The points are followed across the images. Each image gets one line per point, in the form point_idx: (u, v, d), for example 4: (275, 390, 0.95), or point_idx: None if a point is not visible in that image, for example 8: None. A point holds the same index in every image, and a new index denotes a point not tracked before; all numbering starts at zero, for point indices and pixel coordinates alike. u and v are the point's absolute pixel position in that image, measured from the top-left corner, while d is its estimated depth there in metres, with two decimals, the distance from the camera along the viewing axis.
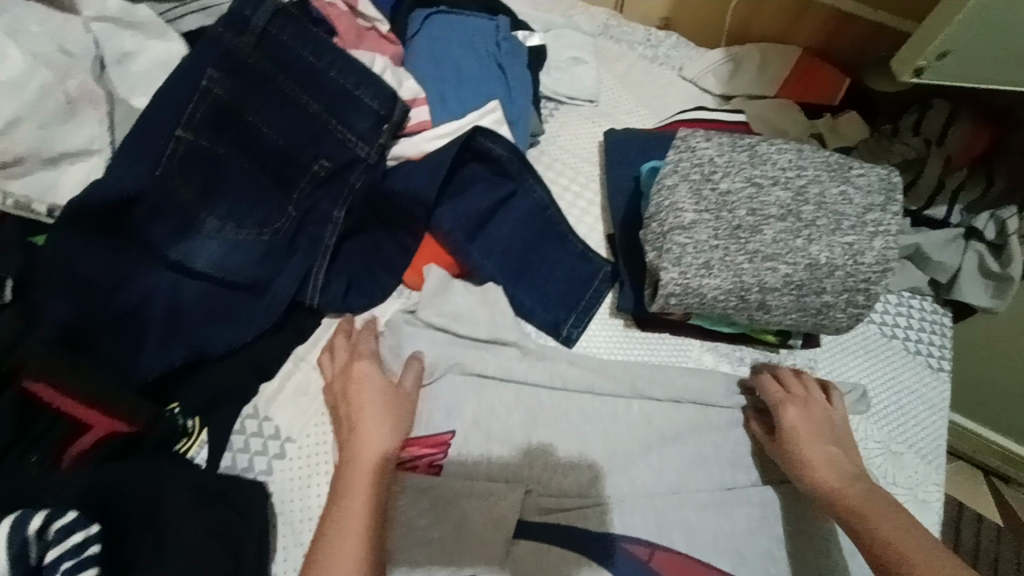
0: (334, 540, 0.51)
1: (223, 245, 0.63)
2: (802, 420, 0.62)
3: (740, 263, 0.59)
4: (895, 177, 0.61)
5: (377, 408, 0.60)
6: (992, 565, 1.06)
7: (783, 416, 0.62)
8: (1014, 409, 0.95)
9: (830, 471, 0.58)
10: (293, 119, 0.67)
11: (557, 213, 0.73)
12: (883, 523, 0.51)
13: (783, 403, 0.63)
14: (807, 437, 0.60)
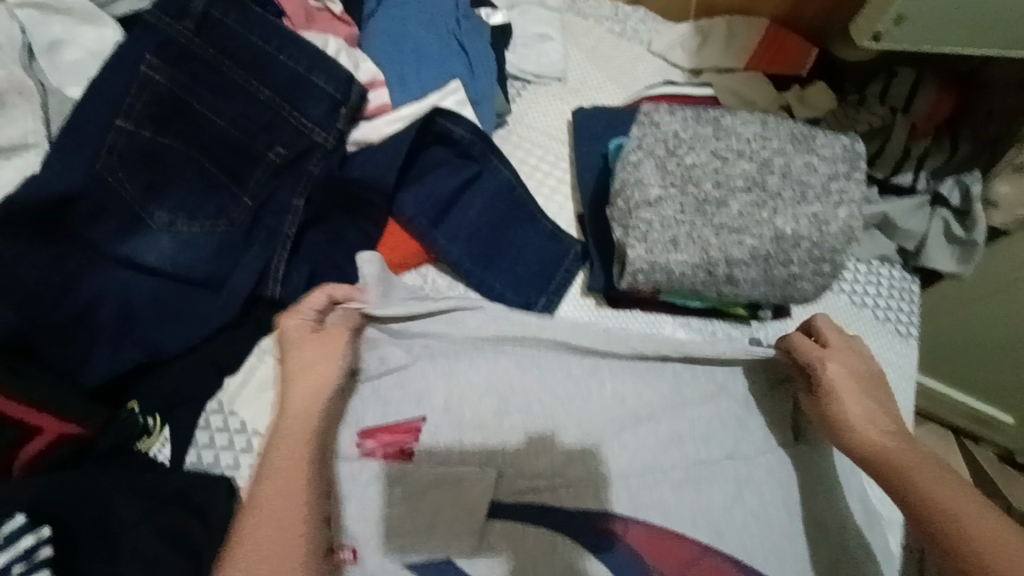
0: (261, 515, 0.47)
1: (175, 240, 0.61)
2: (850, 380, 0.57)
3: (706, 238, 0.59)
4: (858, 145, 0.61)
5: (306, 358, 0.54)
6: None
7: (826, 372, 0.57)
8: (983, 372, 0.97)
9: (871, 429, 0.54)
10: (244, 107, 0.64)
11: (525, 193, 0.71)
12: (931, 482, 0.48)
13: (825, 356, 0.58)
14: (848, 392, 0.56)
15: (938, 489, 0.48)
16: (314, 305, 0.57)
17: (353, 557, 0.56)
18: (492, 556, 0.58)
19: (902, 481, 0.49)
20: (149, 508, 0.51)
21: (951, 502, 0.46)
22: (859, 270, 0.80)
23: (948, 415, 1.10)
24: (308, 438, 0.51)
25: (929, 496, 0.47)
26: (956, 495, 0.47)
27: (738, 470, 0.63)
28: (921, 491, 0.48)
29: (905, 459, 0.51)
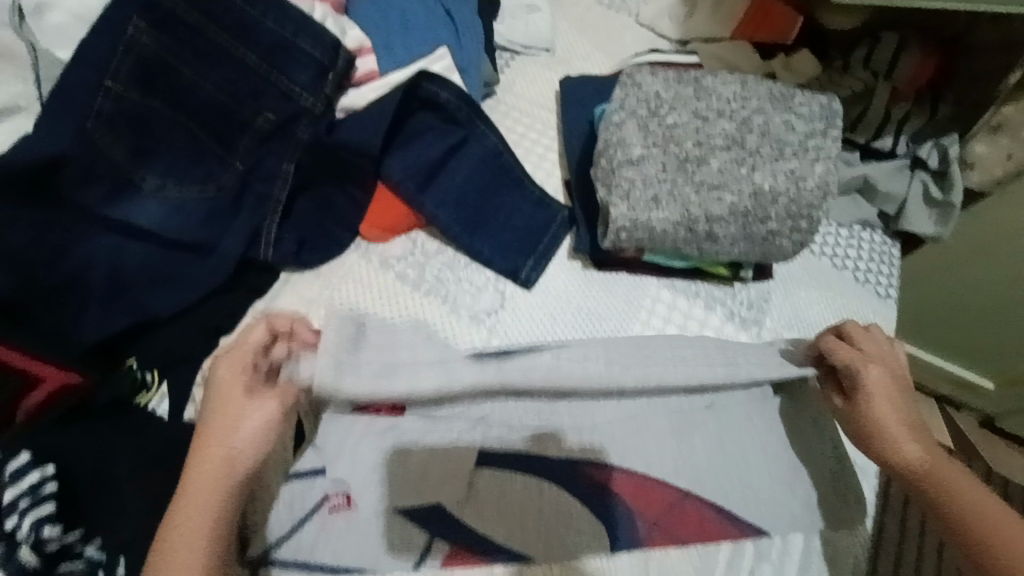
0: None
1: (164, 205, 0.63)
2: (890, 386, 0.57)
3: (687, 195, 0.60)
4: (835, 104, 0.63)
5: (242, 406, 0.52)
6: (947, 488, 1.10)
7: (865, 375, 0.58)
8: (965, 337, 0.99)
9: (914, 442, 0.54)
10: (231, 72, 0.65)
11: (512, 159, 0.73)
12: (979, 504, 0.49)
13: (866, 359, 0.59)
14: (891, 398, 0.57)
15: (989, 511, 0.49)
16: (253, 346, 0.54)
17: (346, 503, 0.59)
18: (481, 505, 0.60)
19: (949, 497, 0.50)
20: (146, 458, 0.54)
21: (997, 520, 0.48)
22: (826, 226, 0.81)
23: (931, 381, 1.12)
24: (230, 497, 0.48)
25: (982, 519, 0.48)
26: (1003, 512, 0.48)
27: (717, 423, 0.66)
28: (973, 510, 0.49)
29: (949, 476, 0.52)
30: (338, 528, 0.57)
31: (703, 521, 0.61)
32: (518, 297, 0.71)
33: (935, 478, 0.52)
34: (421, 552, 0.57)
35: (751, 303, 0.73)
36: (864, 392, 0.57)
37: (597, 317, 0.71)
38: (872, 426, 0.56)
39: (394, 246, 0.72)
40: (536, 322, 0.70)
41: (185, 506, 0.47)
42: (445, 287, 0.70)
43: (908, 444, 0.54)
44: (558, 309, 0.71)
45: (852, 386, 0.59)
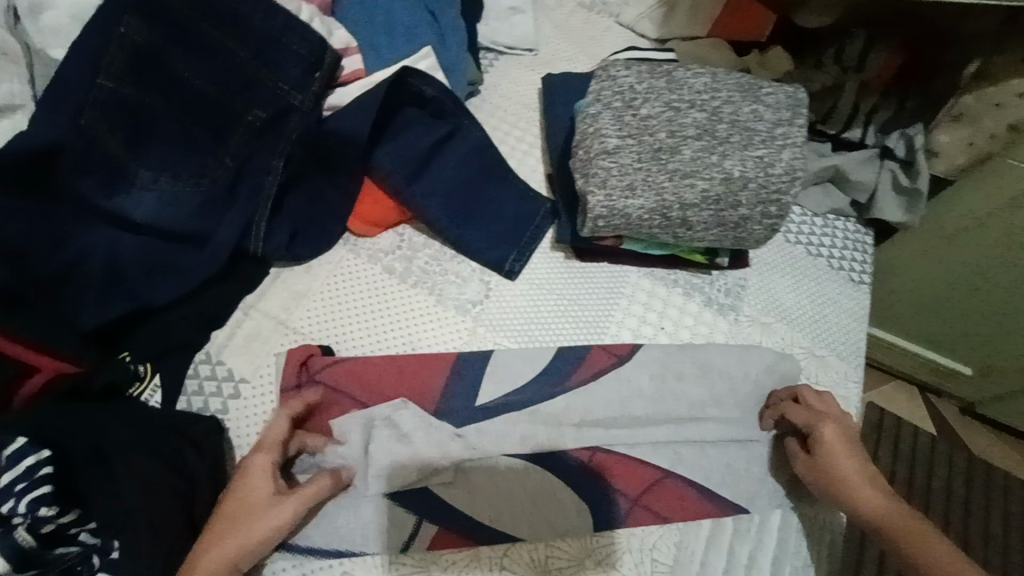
0: None
1: (158, 197, 0.65)
2: (837, 440, 0.60)
3: (661, 182, 0.63)
4: (801, 94, 0.66)
5: (257, 504, 0.53)
6: (942, 478, 1.08)
7: (821, 436, 0.60)
8: (945, 325, 1.02)
9: (868, 489, 0.57)
10: (222, 69, 0.67)
11: (497, 153, 0.75)
12: (933, 551, 0.51)
13: (823, 418, 0.61)
14: (841, 457, 0.59)
15: (945, 558, 0.50)
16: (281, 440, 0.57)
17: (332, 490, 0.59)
18: (471, 487, 0.60)
19: (911, 549, 0.52)
20: (143, 436, 0.55)
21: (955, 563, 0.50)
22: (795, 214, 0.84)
23: (911, 369, 1.15)
24: None
25: (928, 563, 0.51)
26: (951, 556, 0.50)
27: (700, 407, 0.67)
28: (920, 552, 0.52)
29: (897, 522, 0.54)
30: (330, 512, 0.58)
31: (684, 501, 0.62)
32: (503, 288, 0.72)
33: (885, 521, 0.55)
34: (409, 536, 0.58)
35: (729, 290, 0.75)
36: (820, 457, 0.60)
37: (577, 303, 0.72)
38: (833, 483, 0.59)
39: (382, 240, 0.74)
40: (519, 310, 0.71)
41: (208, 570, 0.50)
42: (429, 279, 0.72)
43: (862, 495, 0.57)
44: (542, 297, 0.72)
45: (813, 447, 0.61)
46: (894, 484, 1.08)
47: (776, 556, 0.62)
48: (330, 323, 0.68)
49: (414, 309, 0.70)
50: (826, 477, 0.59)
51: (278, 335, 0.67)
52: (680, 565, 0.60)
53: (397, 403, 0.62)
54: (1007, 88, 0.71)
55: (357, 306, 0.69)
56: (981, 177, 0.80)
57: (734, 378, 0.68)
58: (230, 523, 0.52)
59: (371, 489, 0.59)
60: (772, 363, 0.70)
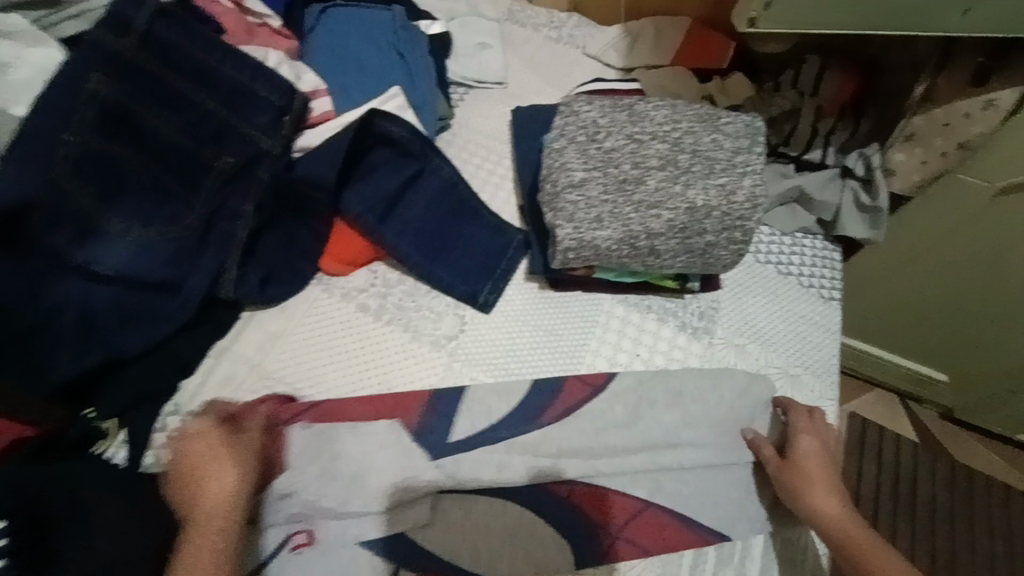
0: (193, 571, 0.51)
1: (131, 246, 0.64)
2: (817, 455, 0.63)
3: (627, 213, 0.64)
4: (758, 122, 0.69)
5: (219, 452, 0.58)
6: (924, 485, 1.10)
7: (801, 449, 0.64)
8: (920, 334, 1.03)
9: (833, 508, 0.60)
10: (192, 119, 0.68)
11: (467, 189, 0.76)
12: (884, 560, 0.55)
13: (808, 432, 0.65)
14: (818, 472, 0.62)
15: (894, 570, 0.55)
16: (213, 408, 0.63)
17: (308, 540, 0.58)
18: (448, 525, 0.60)
19: (864, 560, 0.56)
20: (111, 489, 0.55)
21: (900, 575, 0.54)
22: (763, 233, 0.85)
23: (889, 379, 1.16)
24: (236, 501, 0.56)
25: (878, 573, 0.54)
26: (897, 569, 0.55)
27: (676, 432, 0.67)
28: (872, 559, 0.55)
29: (856, 534, 0.58)
30: (305, 564, 0.57)
31: (662, 528, 0.62)
32: (478, 322, 0.72)
33: (844, 533, 0.58)
34: None
35: (702, 313, 0.76)
36: (798, 465, 0.63)
37: (554, 333, 0.72)
38: (803, 496, 0.61)
39: (356, 278, 0.74)
40: (495, 343, 0.71)
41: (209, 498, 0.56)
42: (404, 317, 0.72)
43: (828, 511, 0.60)
44: (517, 330, 0.72)
45: (790, 457, 0.64)
46: (878, 497, 1.09)
47: None
48: (306, 365, 0.67)
49: (390, 348, 0.69)
50: (797, 492, 0.62)
51: (252, 379, 0.67)
52: None
53: (387, 423, 0.64)
54: (952, 109, 0.73)
55: (331, 347, 0.69)
56: (936, 194, 0.83)
57: (710, 405, 0.68)
58: (207, 473, 0.57)
59: (348, 534, 0.59)
60: (745, 384, 0.70)
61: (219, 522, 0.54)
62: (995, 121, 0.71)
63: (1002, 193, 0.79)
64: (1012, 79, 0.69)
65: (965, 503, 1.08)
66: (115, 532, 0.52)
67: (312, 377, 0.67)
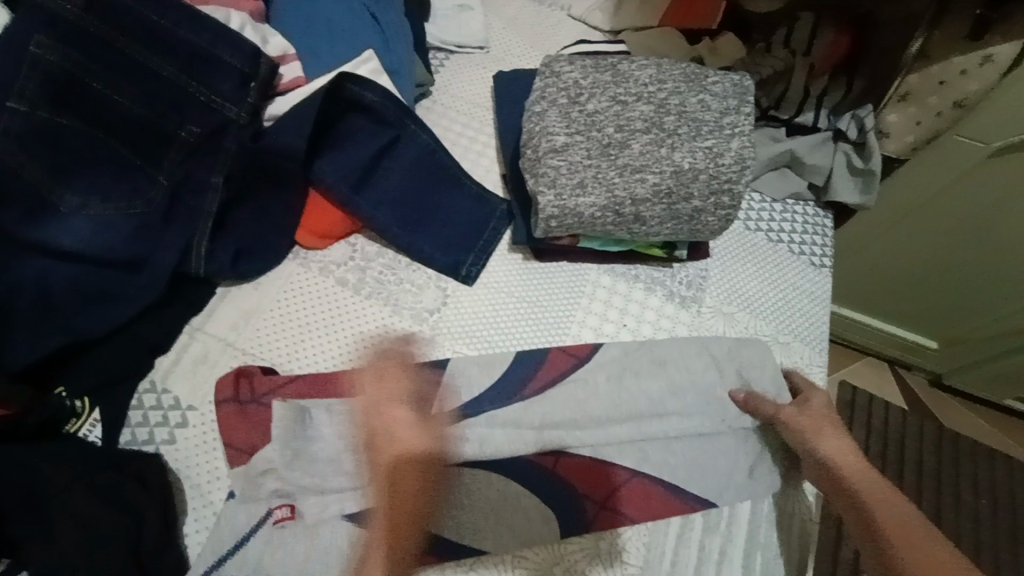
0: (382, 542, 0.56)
1: (88, 223, 0.61)
2: (826, 407, 0.65)
3: (611, 178, 0.62)
4: (746, 82, 0.67)
5: (403, 432, 0.60)
6: (915, 451, 1.10)
7: (811, 401, 0.66)
8: (915, 299, 1.02)
9: (847, 458, 0.61)
10: (149, 86, 0.65)
11: (447, 156, 0.73)
12: (892, 511, 0.57)
13: (817, 387, 0.67)
14: (826, 419, 0.64)
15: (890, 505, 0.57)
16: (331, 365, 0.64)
17: (290, 514, 0.57)
18: (432, 498, 0.59)
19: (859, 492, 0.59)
20: (80, 472, 0.53)
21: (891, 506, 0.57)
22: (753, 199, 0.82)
23: (880, 348, 1.15)
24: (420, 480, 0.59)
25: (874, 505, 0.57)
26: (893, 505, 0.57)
27: (659, 400, 0.66)
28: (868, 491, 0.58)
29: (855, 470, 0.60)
30: (286, 539, 0.56)
31: (649, 497, 0.61)
32: (461, 295, 0.70)
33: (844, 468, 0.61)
34: (371, 557, 0.56)
35: (690, 282, 0.74)
36: (808, 413, 0.64)
37: (537, 305, 0.71)
38: (812, 441, 0.62)
39: (334, 252, 0.71)
40: (478, 315, 0.69)
41: (403, 476, 0.58)
42: (384, 291, 0.69)
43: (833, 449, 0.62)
44: (500, 302, 0.70)
45: (801, 405, 0.65)
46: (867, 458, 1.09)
47: (747, 549, 0.62)
48: (284, 341, 0.66)
49: (369, 321, 0.68)
50: (808, 437, 0.63)
51: (226, 358, 0.64)
52: (650, 564, 0.59)
53: (365, 400, 0.61)
54: (948, 67, 0.71)
55: (308, 322, 0.67)
56: (931, 157, 0.82)
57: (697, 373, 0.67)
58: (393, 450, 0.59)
59: (329, 512, 0.57)
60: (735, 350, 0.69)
61: (411, 500, 0.58)
62: (993, 78, 0.70)
63: (997, 153, 0.78)
64: (1012, 32, 0.66)
65: (952, 465, 1.09)
66: (83, 516, 0.52)
67: (289, 353, 0.65)
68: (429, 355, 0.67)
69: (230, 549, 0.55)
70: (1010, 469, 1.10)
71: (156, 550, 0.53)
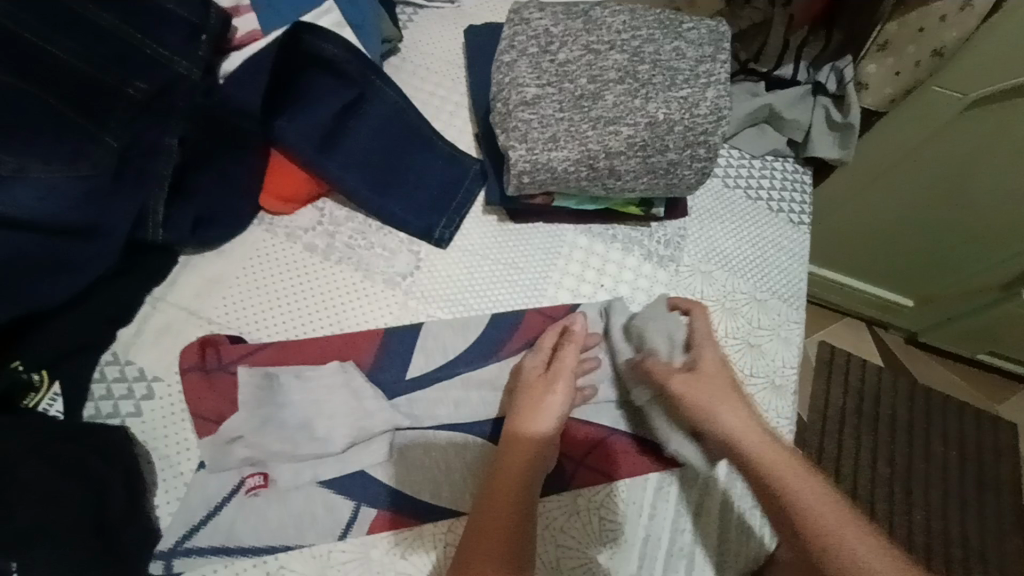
0: (489, 509, 0.51)
1: (33, 187, 0.56)
2: (716, 366, 0.60)
3: (584, 131, 0.60)
4: (722, 28, 0.65)
5: (537, 384, 0.59)
6: (890, 406, 1.13)
7: (702, 359, 0.60)
8: (892, 255, 1.02)
9: (747, 428, 0.56)
10: (87, 36, 0.60)
11: (416, 113, 0.71)
12: (800, 484, 0.51)
13: (706, 344, 0.61)
14: (720, 379, 0.59)
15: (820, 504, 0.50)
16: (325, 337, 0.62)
17: (262, 482, 0.56)
18: (409, 462, 0.58)
19: (788, 491, 0.51)
20: (36, 443, 0.52)
21: (822, 506, 0.50)
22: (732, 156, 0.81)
23: (859, 307, 1.16)
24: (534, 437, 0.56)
25: (800, 509, 0.50)
26: (827, 505, 0.50)
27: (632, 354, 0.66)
28: (796, 493, 0.51)
29: (778, 464, 0.53)
30: (261, 506, 0.55)
31: (628, 454, 0.62)
32: (434, 258, 0.68)
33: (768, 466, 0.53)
34: (347, 521, 0.55)
35: (668, 241, 0.73)
36: (701, 376, 0.59)
37: (515, 268, 0.69)
38: (705, 409, 0.57)
39: (301, 217, 0.69)
40: (453, 279, 0.68)
41: (521, 434, 0.56)
42: (354, 257, 0.67)
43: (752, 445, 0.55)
44: (475, 265, 0.69)
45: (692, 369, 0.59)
46: (842, 414, 1.12)
47: (724, 503, 0.61)
48: (252, 310, 0.63)
49: (338, 287, 0.65)
50: (699, 404, 0.57)
51: (191, 327, 0.62)
52: (628, 519, 0.59)
53: (337, 363, 0.60)
54: (927, 13, 0.69)
55: (276, 289, 0.64)
56: (908, 111, 0.81)
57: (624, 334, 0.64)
58: (535, 399, 0.58)
59: (304, 478, 0.56)
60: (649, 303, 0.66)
61: (528, 458, 0.54)
62: (973, 23, 0.68)
63: (972, 104, 0.77)
64: None
65: (925, 419, 1.12)
66: (42, 490, 0.50)
67: (255, 322, 0.63)
68: (403, 321, 0.65)
69: (203, 518, 0.54)
70: (979, 421, 1.14)
71: (123, 521, 0.52)
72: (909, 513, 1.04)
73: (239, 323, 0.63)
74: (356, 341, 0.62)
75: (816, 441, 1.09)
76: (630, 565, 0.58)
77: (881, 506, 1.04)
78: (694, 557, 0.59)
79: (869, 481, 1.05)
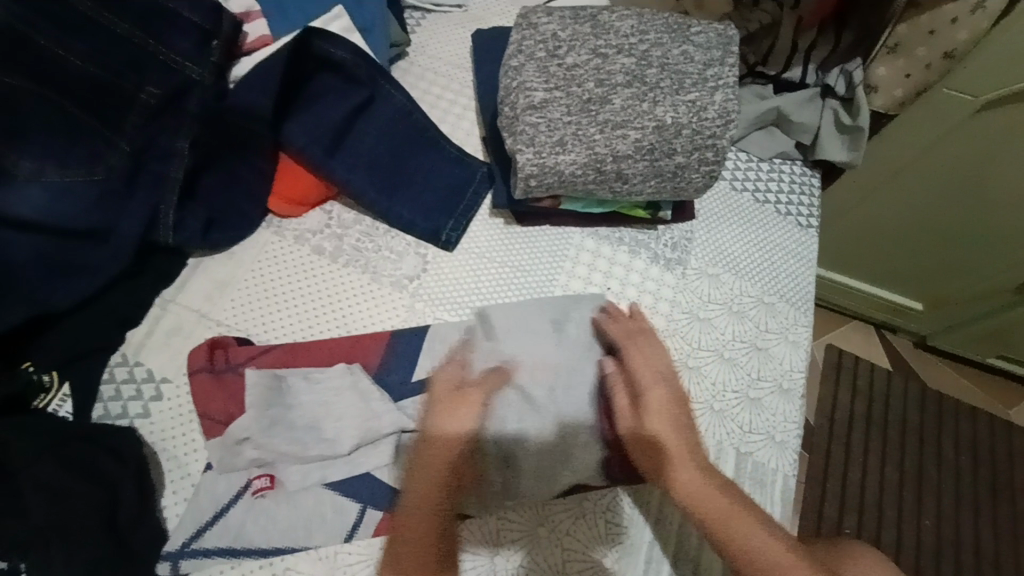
0: (413, 533, 0.53)
1: (47, 189, 0.57)
2: (661, 397, 0.60)
3: (592, 135, 0.60)
4: (731, 32, 0.65)
5: (447, 404, 0.58)
6: (900, 410, 1.12)
7: (647, 392, 0.60)
8: (899, 259, 1.02)
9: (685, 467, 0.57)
10: (102, 42, 0.61)
11: (424, 116, 0.71)
12: (737, 522, 0.55)
13: (653, 374, 0.61)
14: (665, 411, 0.60)
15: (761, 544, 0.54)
16: (333, 339, 0.63)
17: (269, 484, 0.56)
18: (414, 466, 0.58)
19: (722, 529, 0.55)
20: (51, 441, 0.53)
21: (750, 544, 0.54)
22: (740, 159, 0.80)
23: (865, 311, 1.15)
24: (451, 461, 0.56)
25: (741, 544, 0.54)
26: (758, 541, 0.54)
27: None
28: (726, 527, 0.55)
29: (708, 503, 0.56)
30: (269, 508, 0.55)
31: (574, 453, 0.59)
32: (441, 260, 0.68)
33: (702, 511, 0.55)
34: (354, 524, 0.55)
35: (675, 244, 0.73)
36: (645, 409, 0.59)
37: (523, 271, 0.69)
38: (651, 447, 0.58)
39: (309, 219, 0.69)
40: (460, 282, 0.68)
41: (437, 458, 0.56)
42: (363, 260, 0.67)
43: (696, 495, 0.56)
44: (482, 268, 0.69)
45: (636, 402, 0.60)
46: (851, 420, 1.10)
47: None
48: (260, 313, 0.64)
49: (346, 289, 0.66)
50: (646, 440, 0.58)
51: (201, 329, 0.63)
52: (633, 523, 0.59)
53: (344, 367, 0.60)
54: (939, 15, 0.69)
55: (284, 292, 0.65)
56: (918, 114, 0.80)
57: (542, 343, 0.62)
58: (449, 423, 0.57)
59: (312, 480, 0.56)
60: (566, 308, 0.65)
61: (448, 482, 0.55)
62: (985, 26, 0.68)
63: (986, 107, 0.76)
64: None
65: (936, 424, 1.11)
66: (55, 488, 0.51)
67: (263, 325, 0.63)
68: (413, 322, 0.65)
69: (211, 519, 0.54)
70: (992, 426, 1.12)
71: (135, 520, 0.53)
72: (919, 519, 1.02)
73: (248, 326, 0.63)
74: (365, 344, 0.63)
75: (823, 446, 1.08)
76: (636, 569, 0.58)
77: (890, 511, 1.03)
78: (701, 562, 0.58)
79: (877, 486, 1.05)
